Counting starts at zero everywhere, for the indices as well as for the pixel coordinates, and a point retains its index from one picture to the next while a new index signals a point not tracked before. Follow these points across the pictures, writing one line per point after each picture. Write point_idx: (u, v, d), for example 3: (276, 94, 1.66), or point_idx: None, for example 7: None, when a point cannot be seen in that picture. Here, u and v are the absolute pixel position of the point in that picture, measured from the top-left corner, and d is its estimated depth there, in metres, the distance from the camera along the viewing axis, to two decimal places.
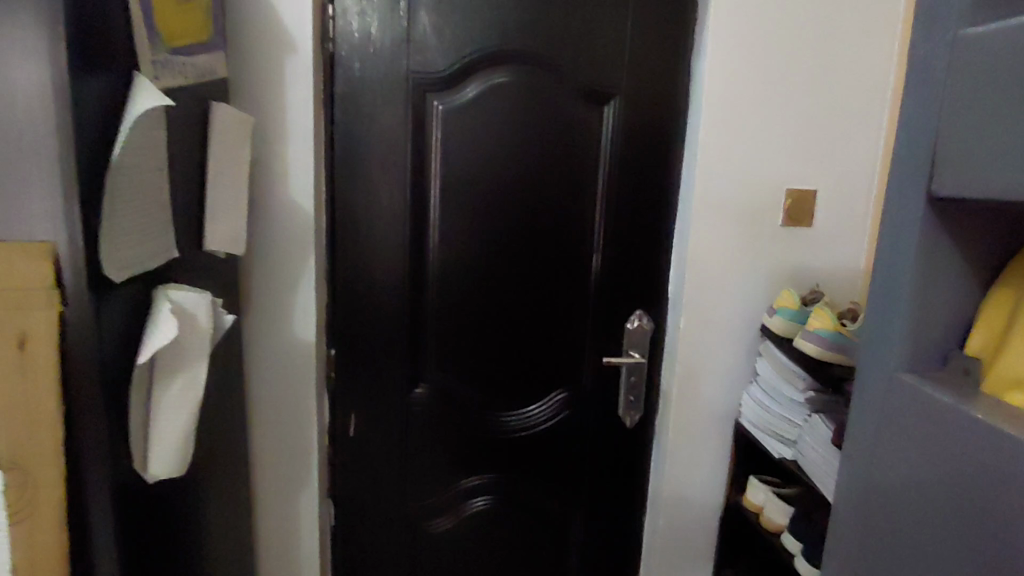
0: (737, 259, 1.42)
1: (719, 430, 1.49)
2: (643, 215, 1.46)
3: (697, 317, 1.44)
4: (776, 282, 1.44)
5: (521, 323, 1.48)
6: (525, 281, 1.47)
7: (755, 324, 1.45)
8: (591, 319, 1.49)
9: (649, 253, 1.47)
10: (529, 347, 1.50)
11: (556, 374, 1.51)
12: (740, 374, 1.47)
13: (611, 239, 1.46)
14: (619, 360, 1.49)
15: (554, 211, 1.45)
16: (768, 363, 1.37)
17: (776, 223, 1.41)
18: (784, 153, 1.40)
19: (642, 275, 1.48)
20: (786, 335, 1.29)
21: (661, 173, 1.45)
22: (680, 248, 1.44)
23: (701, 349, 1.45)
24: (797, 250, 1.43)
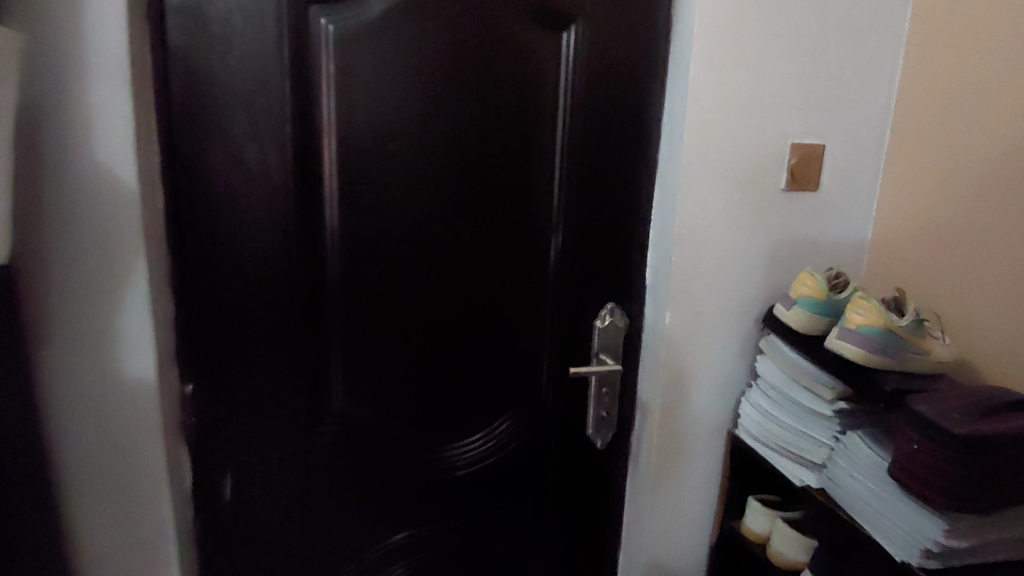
0: (733, 234, 1.12)
1: (709, 445, 1.22)
2: (614, 180, 1.11)
3: (686, 310, 1.14)
4: (776, 261, 1.16)
5: (461, 330, 1.11)
6: (465, 274, 1.09)
7: (752, 314, 1.17)
8: (551, 319, 1.14)
9: (623, 230, 1.14)
10: (472, 362, 1.13)
11: (509, 392, 1.16)
12: (733, 376, 1.19)
13: (575, 213, 1.11)
14: (588, 369, 1.15)
15: (499, 177, 1.07)
16: (772, 363, 1.09)
17: (779, 188, 1.13)
18: (788, 98, 1.10)
19: (614, 259, 1.14)
20: (807, 332, 1.01)
21: (637, 125, 1.10)
22: (663, 222, 1.13)
23: (690, 349, 1.16)
24: (800, 221, 1.16)
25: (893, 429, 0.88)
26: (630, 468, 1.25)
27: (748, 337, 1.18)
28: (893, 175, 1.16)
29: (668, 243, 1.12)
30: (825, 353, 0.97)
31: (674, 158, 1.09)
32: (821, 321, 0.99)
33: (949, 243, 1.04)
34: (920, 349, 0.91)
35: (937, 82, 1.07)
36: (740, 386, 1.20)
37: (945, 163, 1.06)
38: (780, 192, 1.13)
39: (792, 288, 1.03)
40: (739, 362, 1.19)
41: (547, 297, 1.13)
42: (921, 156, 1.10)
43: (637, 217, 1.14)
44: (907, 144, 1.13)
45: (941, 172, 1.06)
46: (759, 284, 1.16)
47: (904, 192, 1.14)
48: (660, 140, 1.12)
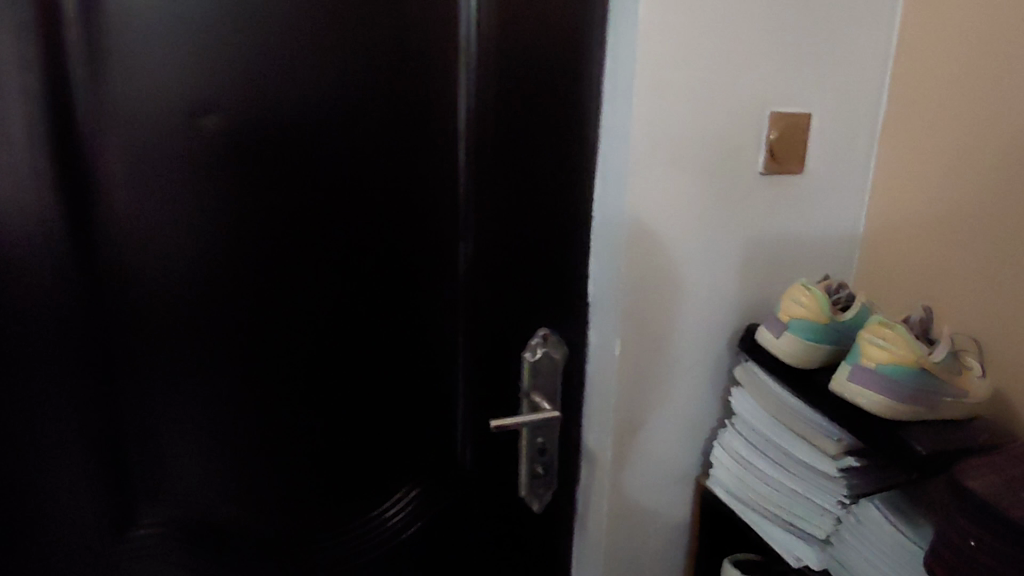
0: (698, 233, 0.86)
1: (672, 498, 0.97)
2: (544, 165, 0.82)
3: (642, 335, 0.87)
4: (751, 265, 0.91)
5: (341, 378, 0.80)
6: (341, 302, 0.78)
7: (723, 332, 0.92)
8: (466, 354, 0.85)
9: (557, 232, 0.85)
10: (360, 419, 0.82)
11: (411, 454, 0.86)
12: (701, 411, 0.94)
13: (492, 212, 0.81)
14: (517, 421, 0.86)
15: (382, 165, 0.76)
16: (751, 400, 0.85)
17: (755, 170, 0.87)
18: (767, 51, 0.84)
19: (547, 271, 0.86)
20: (803, 365, 0.75)
21: (571, 89, 0.81)
22: (609, 220, 0.85)
23: (647, 383, 0.90)
24: (780, 212, 0.90)
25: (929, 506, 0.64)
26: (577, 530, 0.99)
27: (719, 361, 0.93)
28: (887, 149, 0.91)
29: (615, 248, 0.84)
30: (830, 396, 0.72)
31: (621, 134, 0.81)
32: (822, 351, 0.74)
33: (960, 237, 0.80)
34: (958, 390, 0.66)
35: (948, 25, 0.81)
36: (710, 422, 0.95)
37: (958, 132, 0.80)
38: (756, 175, 0.87)
39: (781, 306, 0.77)
40: (708, 394, 0.94)
41: (459, 325, 0.84)
42: (923, 125, 0.85)
43: (576, 212, 0.86)
44: (904, 110, 0.88)
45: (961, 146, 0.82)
46: (731, 294, 0.91)
47: (902, 171, 0.88)
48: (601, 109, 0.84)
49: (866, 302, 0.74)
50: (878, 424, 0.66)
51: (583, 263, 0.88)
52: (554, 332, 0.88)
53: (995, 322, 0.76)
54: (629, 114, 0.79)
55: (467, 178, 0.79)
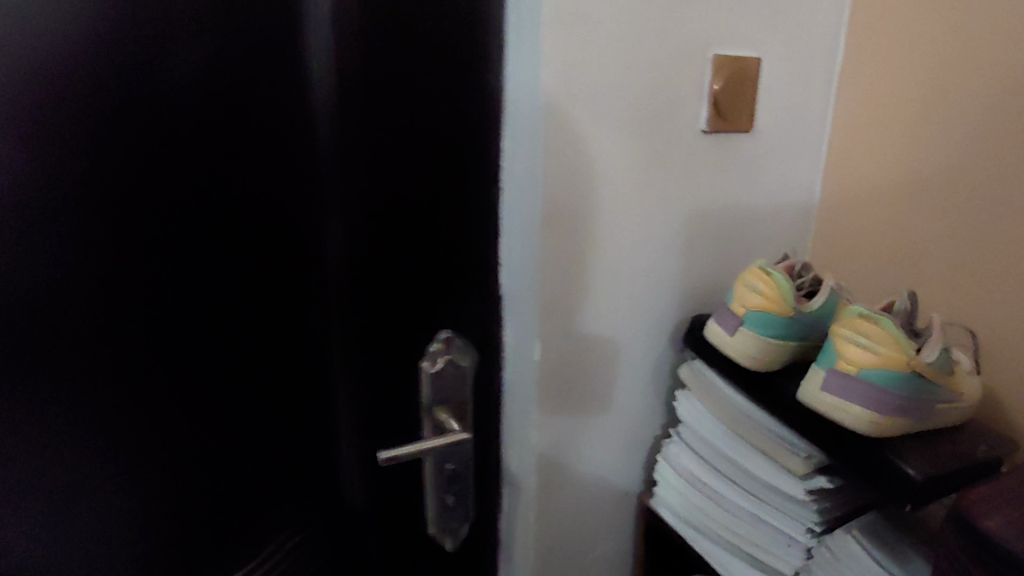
0: (630, 205, 0.70)
1: (611, 518, 0.82)
2: (436, 124, 0.63)
3: (566, 334, 0.71)
4: (694, 241, 0.76)
5: (171, 420, 0.59)
6: (160, 321, 0.56)
7: (664, 323, 0.77)
8: (346, 369, 0.67)
9: (457, 207, 0.68)
10: (205, 469, 0.62)
11: (287, 499, 0.67)
12: (640, 419, 0.80)
13: (370, 188, 0.62)
14: (414, 448, 0.67)
15: (207, 124, 0.54)
16: (697, 406, 0.71)
17: (696, 129, 0.72)
18: None
19: (446, 261, 0.68)
20: (760, 367, 0.61)
21: (465, 24, 0.63)
22: (520, 193, 0.68)
23: (576, 389, 0.74)
24: (726, 180, 0.76)
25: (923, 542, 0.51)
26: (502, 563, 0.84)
27: (659, 360, 0.78)
28: (845, 102, 0.77)
29: (530, 228, 0.67)
30: (795, 404, 0.58)
31: (531, 81, 0.64)
32: (783, 349, 0.59)
33: (938, 204, 0.67)
34: (952, 393, 0.53)
35: None
36: (651, 430, 0.81)
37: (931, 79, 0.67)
38: (698, 135, 0.72)
39: (733, 293, 0.62)
40: (647, 398, 0.79)
41: (333, 334, 0.65)
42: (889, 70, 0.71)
43: (478, 183, 0.69)
44: (866, 54, 0.74)
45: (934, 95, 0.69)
46: (671, 280, 0.76)
47: (863, 128, 0.75)
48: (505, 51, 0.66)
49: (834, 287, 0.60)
50: (856, 441, 0.53)
51: (490, 248, 0.72)
52: (459, 335, 0.71)
53: (977, 305, 0.64)
54: (540, 55, 0.62)
55: (331, 142, 0.59)
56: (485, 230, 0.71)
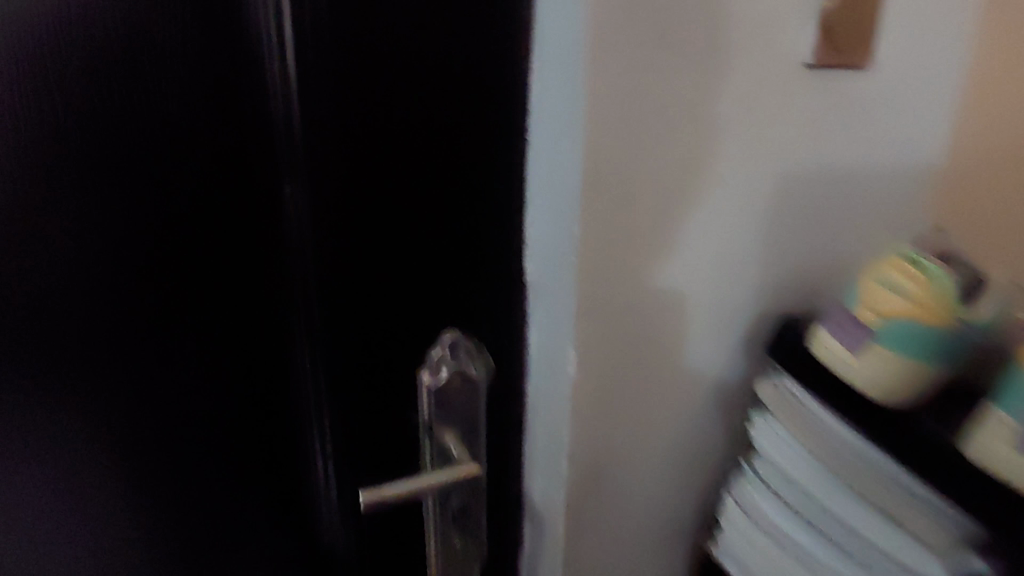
0: (702, 168, 0.52)
1: (659, 563, 0.66)
2: (436, 51, 0.46)
3: (609, 333, 0.53)
4: (784, 219, 0.57)
5: (111, 404, 0.50)
6: (115, 290, 0.48)
7: (739, 327, 0.59)
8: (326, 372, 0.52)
9: (467, 171, 0.50)
10: (155, 463, 0.53)
11: (258, 510, 0.57)
12: (703, 442, 0.62)
13: (346, 136, 0.46)
14: (406, 487, 0.52)
15: (151, 46, 0.43)
16: (784, 435, 0.54)
17: (795, 63, 0.53)
18: None
19: (450, 239, 0.51)
20: (889, 400, 0.45)
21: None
22: (553, 149, 0.49)
23: (620, 411, 0.56)
24: (830, 133, 0.57)
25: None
26: None
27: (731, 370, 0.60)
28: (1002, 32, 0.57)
29: (565, 193, 0.49)
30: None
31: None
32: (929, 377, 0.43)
33: None
34: None
35: None
36: (716, 458, 0.63)
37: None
38: (800, 71, 0.53)
39: (868, 291, 0.44)
40: (711, 418, 0.61)
41: (311, 322, 0.51)
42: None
43: (503, 140, 0.51)
44: None
45: None
46: (749, 265, 0.57)
47: None
48: None
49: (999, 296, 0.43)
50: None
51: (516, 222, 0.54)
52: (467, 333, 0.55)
53: None
54: None
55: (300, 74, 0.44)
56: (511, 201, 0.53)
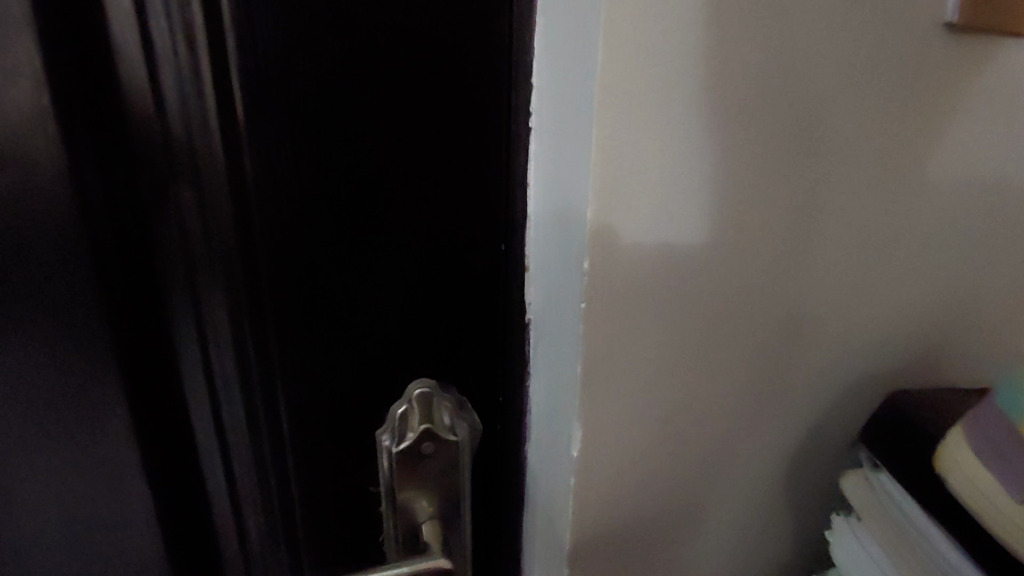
0: (777, 176, 0.36)
1: None
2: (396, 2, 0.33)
3: (637, 405, 0.38)
4: (896, 247, 0.40)
5: None
6: None
7: (823, 396, 0.43)
8: (258, 437, 0.40)
9: (436, 166, 0.37)
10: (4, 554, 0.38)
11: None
12: (762, 551, 0.46)
13: (254, 120, 0.33)
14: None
15: None
16: (871, 554, 0.38)
17: (931, 20, 0.36)
18: None
19: (423, 261, 0.39)
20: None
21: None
22: (557, 144, 0.34)
23: (651, 507, 0.41)
24: (968, 128, 0.39)
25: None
26: None
27: (808, 459, 0.44)
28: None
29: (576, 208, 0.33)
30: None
31: None
32: None
33: None
34: None
35: None
36: (779, 570, 0.47)
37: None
38: (936, 34, 0.36)
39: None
40: (776, 522, 0.45)
41: (230, 381, 0.38)
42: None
43: (495, 128, 0.37)
44: None
45: None
46: (839, 313, 0.41)
47: None
48: None
49: None
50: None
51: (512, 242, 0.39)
52: (445, 383, 0.42)
53: None
54: None
55: (204, 30, 0.31)
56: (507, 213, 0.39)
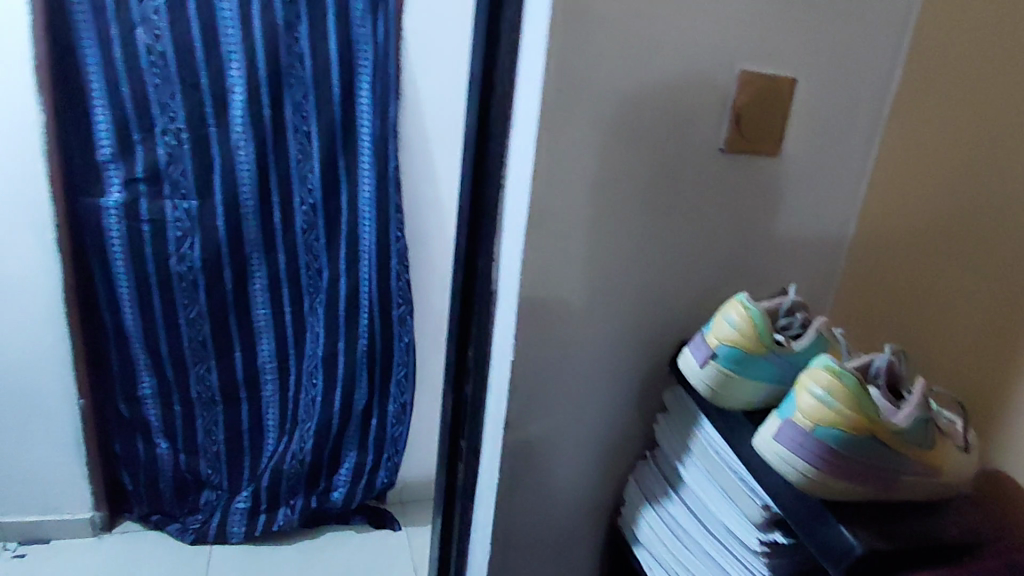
0: (616, 225, 0.68)
1: (570, 517, 0.79)
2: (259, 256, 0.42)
3: (547, 338, 0.69)
4: (692, 265, 0.73)
5: None
6: None
7: (649, 345, 0.74)
8: None
9: None
10: None
11: None
12: (625, 452, 0.78)
13: None
14: None
15: None
16: (676, 431, 0.69)
17: (708, 154, 0.69)
18: (735, 11, 0.64)
19: None
20: (718, 400, 0.56)
21: (512, 11, 0.63)
22: (515, 206, 0.66)
23: (548, 398, 0.72)
24: (757, 210, 0.73)
25: (821, 553, 0.47)
26: (463, 540, 0.84)
27: (641, 383, 0.75)
28: (914, 136, 0.72)
29: (516, 235, 0.66)
30: (745, 446, 0.54)
31: (527, 96, 0.63)
32: (754, 392, 0.55)
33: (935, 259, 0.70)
34: (914, 460, 0.48)
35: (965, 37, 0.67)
36: (622, 449, 0.78)
37: (1010, 136, 0.63)
38: (709, 160, 0.69)
39: (732, 311, 0.55)
40: (618, 418, 0.76)
41: None
42: (971, 111, 0.67)
43: (475, 195, 0.70)
44: (931, 86, 0.71)
45: (965, 162, 0.68)
46: (660, 302, 0.73)
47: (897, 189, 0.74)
48: (517, 65, 0.64)
49: (808, 346, 0.55)
50: (784, 484, 0.50)
51: (479, 258, 0.72)
52: None
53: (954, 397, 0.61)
54: (537, 71, 0.61)
55: None
56: (485, 244, 0.71)
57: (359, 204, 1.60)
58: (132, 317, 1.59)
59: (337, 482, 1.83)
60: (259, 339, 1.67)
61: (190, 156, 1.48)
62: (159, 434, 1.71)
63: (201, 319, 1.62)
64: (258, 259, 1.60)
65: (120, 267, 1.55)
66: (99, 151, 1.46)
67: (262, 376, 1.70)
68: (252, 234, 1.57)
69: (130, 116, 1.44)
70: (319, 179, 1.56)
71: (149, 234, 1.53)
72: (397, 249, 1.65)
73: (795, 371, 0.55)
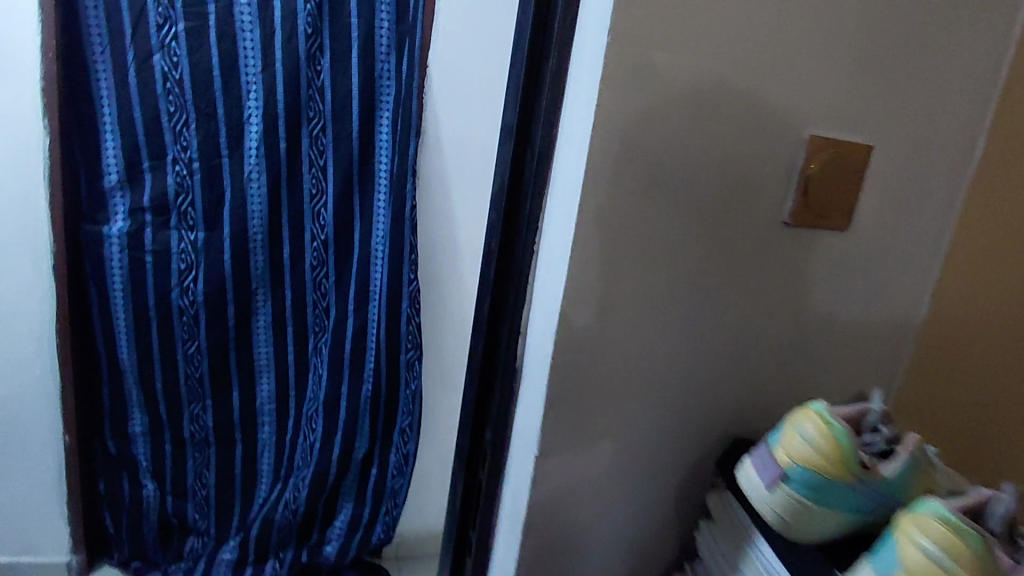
0: (662, 304, 0.60)
1: None
2: None
3: (576, 429, 0.60)
4: (741, 352, 0.64)
5: None
6: None
7: (689, 439, 0.65)
8: None
9: None
10: None
11: None
12: (654, 557, 0.68)
13: None
14: None
15: None
16: (723, 544, 0.59)
17: (766, 230, 0.61)
18: (806, 75, 0.57)
19: None
20: (785, 528, 0.47)
21: (555, 61, 0.56)
22: (548, 278, 0.58)
23: (573, 497, 0.63)
24: (818, 294, 0.65)
25: None
26: None
27: (678, 480, 0.66)
28: (998, 219, 0.64)
29: (547, 312, 0.58)
30: None
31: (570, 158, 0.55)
32: (829, 521, 0.46)
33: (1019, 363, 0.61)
34: None
35: None
36: (652, 552, 0.68)
37: None
38: (767, 236, 0.61)
39: (803, 424, 0.46)
40: (649, 519, 0.66)
41: None
42: None
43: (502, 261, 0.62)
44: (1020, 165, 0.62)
45: None
46: (705, 391, 0.64)
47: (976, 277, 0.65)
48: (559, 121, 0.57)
49: (897, 469, 0.46)
50: None
51: (503, 332, 0.64)
52: None
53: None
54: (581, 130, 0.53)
55: None
56: (511, 316, 0.63)
57: (372, 243, 1.53)
58: (127, 350, 1.51)
59: (330, 535, 1.73)
60: (258, 380, 1.58)
61: (200, 186, 1.43)
62: (146, 474, 1.61)
63: (199, 356, 1.54)
64: (263, 296, 1.52)
65: (118, 298, 1.48)
66: (106, 177, 1.40)
67: (258, 419, 1.61)
68: (259, 269, 1.50)
69: (141, 143, 1.39)
70: (332, 215, 1.50)
71: (151, 265, 1.46)
72: (408, 292, 1.57)
73: (878, 497, 0.46)
